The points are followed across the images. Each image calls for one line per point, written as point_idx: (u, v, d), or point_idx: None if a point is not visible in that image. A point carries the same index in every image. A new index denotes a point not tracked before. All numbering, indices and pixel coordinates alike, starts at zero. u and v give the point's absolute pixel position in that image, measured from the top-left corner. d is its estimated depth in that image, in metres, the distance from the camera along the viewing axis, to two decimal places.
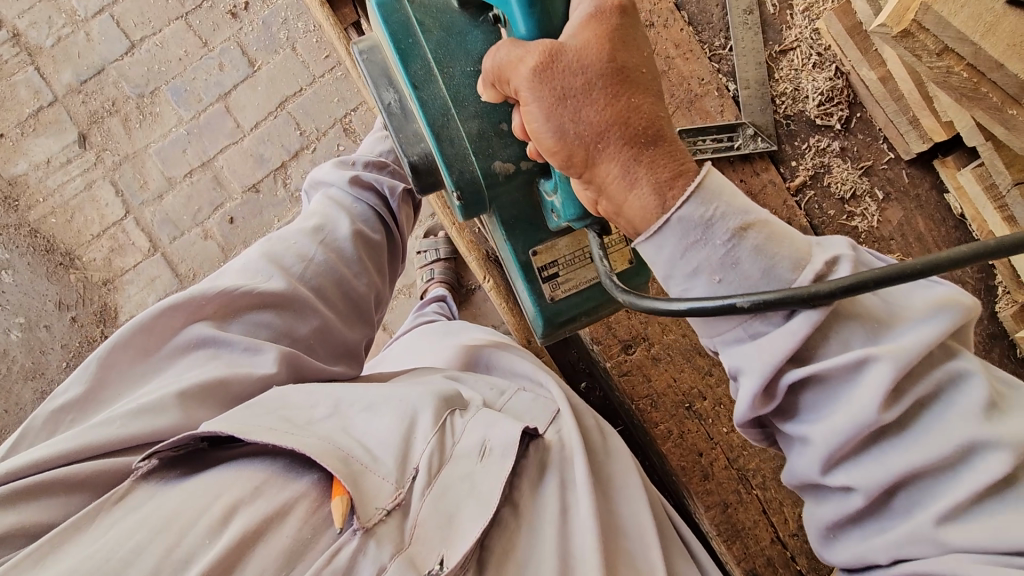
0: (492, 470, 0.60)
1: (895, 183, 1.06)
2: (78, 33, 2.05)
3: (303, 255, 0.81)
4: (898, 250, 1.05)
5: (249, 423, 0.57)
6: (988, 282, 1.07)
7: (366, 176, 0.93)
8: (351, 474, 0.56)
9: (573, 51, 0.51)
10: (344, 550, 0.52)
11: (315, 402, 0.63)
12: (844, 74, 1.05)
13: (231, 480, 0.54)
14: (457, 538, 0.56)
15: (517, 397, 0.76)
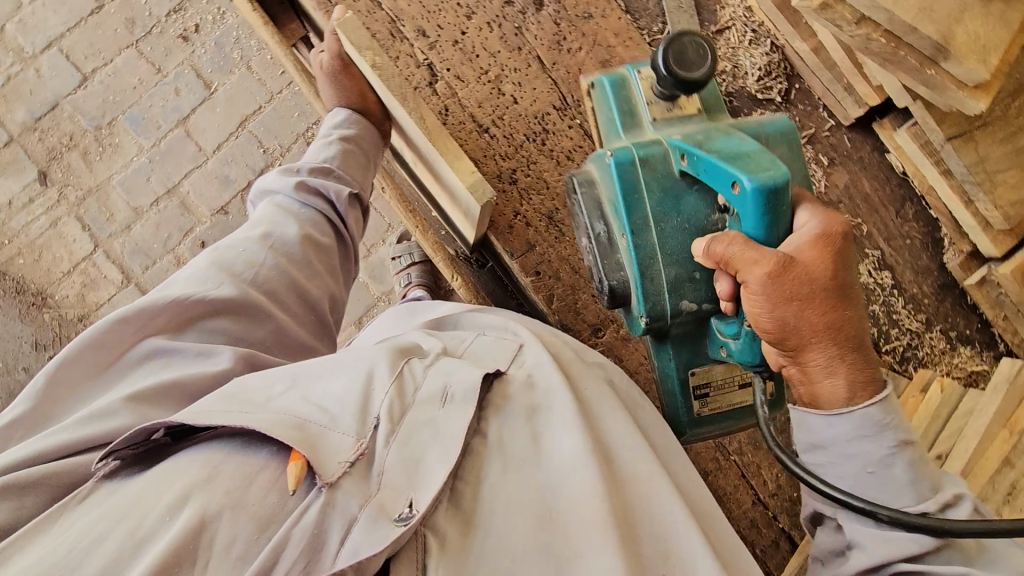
0: (455, 411, 0.64)
1: (837, 148, 1.11)
2: (28, 71, 2.06)
3: (253, 261, 0.82)
4: (846, 212, 1.11)
5: (204, 409, 0.58)
6: (934, 235, 1.12)
7: (313, 181, 0.93)
8: (308, 439, 0.57)
9: (802, 265, 0.62)
10: (310, 510, 0.53)
11: (272, 377, 0.64)
12: (779, 48, 1.09)
13: (190, 465, 0.55)
14: (424, 481, 0.58)
15: (480, 343, 0.79)
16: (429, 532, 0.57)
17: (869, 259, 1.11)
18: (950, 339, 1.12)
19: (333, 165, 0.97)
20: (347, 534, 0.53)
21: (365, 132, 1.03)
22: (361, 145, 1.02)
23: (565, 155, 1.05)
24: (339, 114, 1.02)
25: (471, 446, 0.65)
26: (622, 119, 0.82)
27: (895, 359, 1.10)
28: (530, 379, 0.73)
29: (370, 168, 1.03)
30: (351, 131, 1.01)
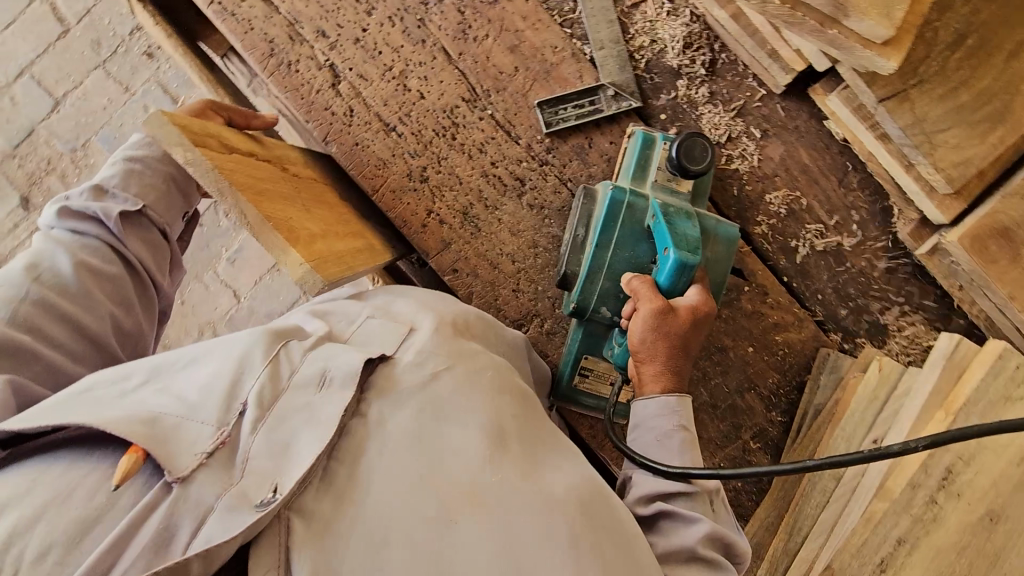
0: (331, 397, 0.65)
1: (770, 119, 1.04)
2: (3, 99, 2.13)
3: (13, 295, 0.79)
4: (783, 186, 1.05)
5: (45, 413, 0.60)
6: (882, 203, 1.04)
7: (74, 207, 0.88)
8: (156, 433, 0.58)
9: (680, 315, 0.82)
10: (158, 507, 0.55)
11: (128, 376, 0.65)
12: (700, 18, 1.03)
13: (18, 478, 0.58)
14: (289, 466, 0.60)
15: (368, 325, 0.78)
16: (294, 515, 0.59)
17: (811, 233, 1.05)
18: (903, 313, 1.05)
19: (111, 185, 0.91)
20: (202, 522, 0.55)
21: (161, 160, 0.95)
22: (153, 170, 0.94)
23: (478, 147, 1.02)
24: (135, 138, 0.96)
25: (349, 428, 0.66)
26: (635, 170, 0.95)
27: (843, 339, 1.05)
28: (419, 357, 0.72)
29: (168, 194, 0.95)
30: (144, 153, 0.95)
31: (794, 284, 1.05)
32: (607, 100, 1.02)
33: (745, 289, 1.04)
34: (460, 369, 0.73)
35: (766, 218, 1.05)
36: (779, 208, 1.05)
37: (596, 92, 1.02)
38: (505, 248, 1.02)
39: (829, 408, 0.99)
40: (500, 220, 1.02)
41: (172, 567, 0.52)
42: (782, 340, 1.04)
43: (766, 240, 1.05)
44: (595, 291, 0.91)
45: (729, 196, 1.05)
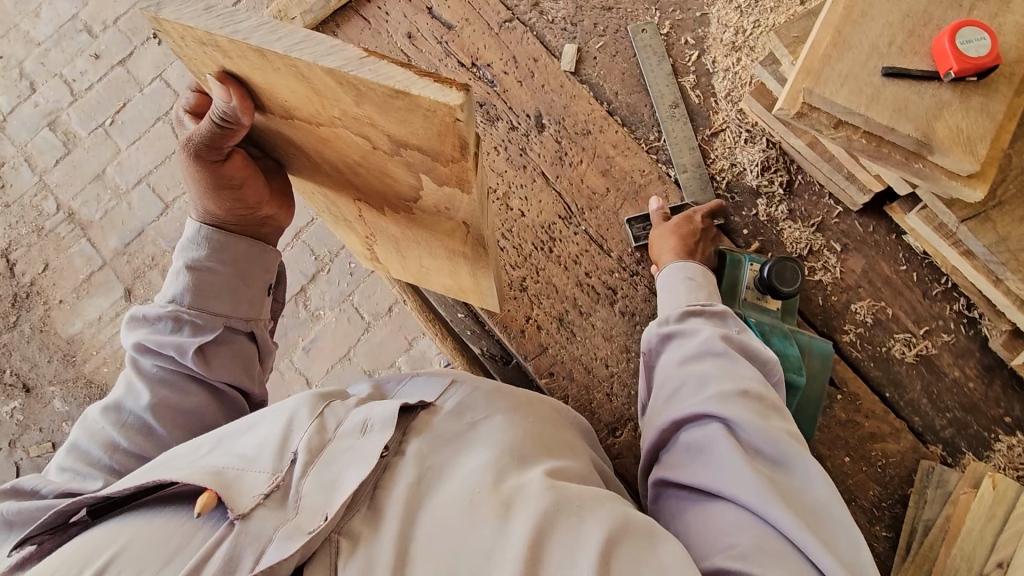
0: (371, 439, 0.69)
1: (849, 234, 1.11)
2: (121, 204, 2.42)
3: (108, 443, 0.82)
4: (867, 297, 1.09)
5: (126, 482, 0.68)
6: (969, 313, 1.07)
7: (149, 341, 0.84)
8: (223, 480, 0.64)
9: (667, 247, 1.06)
10: (223, 540, 0.59)
11: (199, 442, 0.73)
12: (776, 143, 1.13)
13: (99, 533, 0.64)
14: (339, 495, 0.64)
15: (406, 390, 0.86)
16: (345, 538, 0.62)
17: (899, 342, 1.07)
18: (1005, 425, 1.04)
19: (181, 308, 0.87)
20: (266, 550, 0.59)
21: (228, 250, 0.90)
22: (215, 263, 0.89)
23: (573, 260, 1.11)
24: (192, 228, 0.90)
25: (390, 464, 0.70)
26: (728, 292, 1.02)
27: (943, 451, 1.03)
28: (460, 407, 0.79)
29: (242, 287, 0.91)
30: (201, 255, 0.88)
31: (887, 393, 1.06)
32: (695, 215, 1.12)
33: (837, 397, 1.05)
34: (500, 417, 0.78)
35: (853, 327, 1.08)
36: (865, 317, 1.08)
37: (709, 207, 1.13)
38: (598, 352, 1.08)
39: (939, 524, 0.97)
40: (593, 327, 1.08)
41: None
42: (879, 450, 1.03)
43: (855, 348, 1.07)
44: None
45: (815, 306, 1.09)
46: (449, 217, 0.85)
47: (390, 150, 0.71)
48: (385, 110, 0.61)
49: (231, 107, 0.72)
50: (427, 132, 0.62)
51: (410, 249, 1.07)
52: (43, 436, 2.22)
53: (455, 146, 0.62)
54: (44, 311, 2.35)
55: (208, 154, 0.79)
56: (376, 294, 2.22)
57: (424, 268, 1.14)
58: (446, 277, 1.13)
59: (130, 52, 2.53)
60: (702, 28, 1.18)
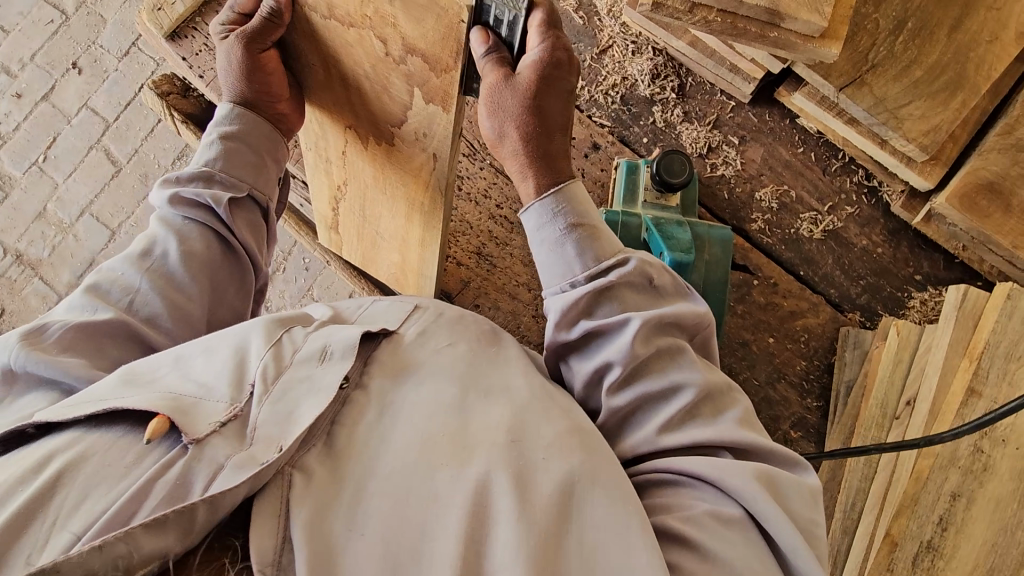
0: (332, 369, 0.61)
1: (745, 126, 1.13)
2: (68, 238, 2.41)
3: (130, 288, 0.74)
4: (770, 183, 1.12)
5: (67, 404, 0.56)
6: (869, 182, 1.10)
7: (187, 192, 0.79)
8: (180, 406, 0.55)
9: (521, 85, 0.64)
10: (174, 464, 0.51)
11: (152, 361, 0.62)
12: (662, 51, 1.15)
13: (41, 447, 0.53)
14: (297, 427, 0.56)
15: (375, 308, 0.74)
16: (298, 471, 0.53)
17: (806, 220, 1.10)
18: (916, 283, 1.07)
19: (213, 169, 0.81)
20: (212, 482, 0.50)
21: (254, 129, 0.83)
22: (244, 130, 0.83)
23: (482, 194, 1.13)
24: (225, 105, 0.84)
25: (351, 397, 0.61)
26: (625, 196, 1.02)
27: (861, 316, 1.06)
28: (423, 334, 0.69)
29: (265, 166, 0.86)
30: (235, 127, 0.82)
31: (802, 271, 1.09)
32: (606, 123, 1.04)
33: (754, 283, 1.08)
34: (466, 343, 0.68)
35: (761, 214, 1.11)
36: (771, 203, 1.11)
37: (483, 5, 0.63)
38: (519, 279, 1.09)
39: (859, 382, 1.00)
40: (511, 255, 1.10)
41: (180, 511, 0.46)
42: (801, 326, 1.06)
43: (764, 233, 1.10)
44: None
45: (721, 200, 1.11)
46: (422, 146, 0.81)
47: (397, 57, 0.72)
48: (408, 6, 0.66)
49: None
50: (434, 35, 0.66)
51: (376, 205, 0.99)
52: None
53: (453, 52, 0.66)
54: None
55: (248, 42, 0.77)
56: (334, 283, 2.23)
57: (380, 234, 1.04)
58: (396, 247, 1.04)
59: (52, 86, 2.51)
60: None
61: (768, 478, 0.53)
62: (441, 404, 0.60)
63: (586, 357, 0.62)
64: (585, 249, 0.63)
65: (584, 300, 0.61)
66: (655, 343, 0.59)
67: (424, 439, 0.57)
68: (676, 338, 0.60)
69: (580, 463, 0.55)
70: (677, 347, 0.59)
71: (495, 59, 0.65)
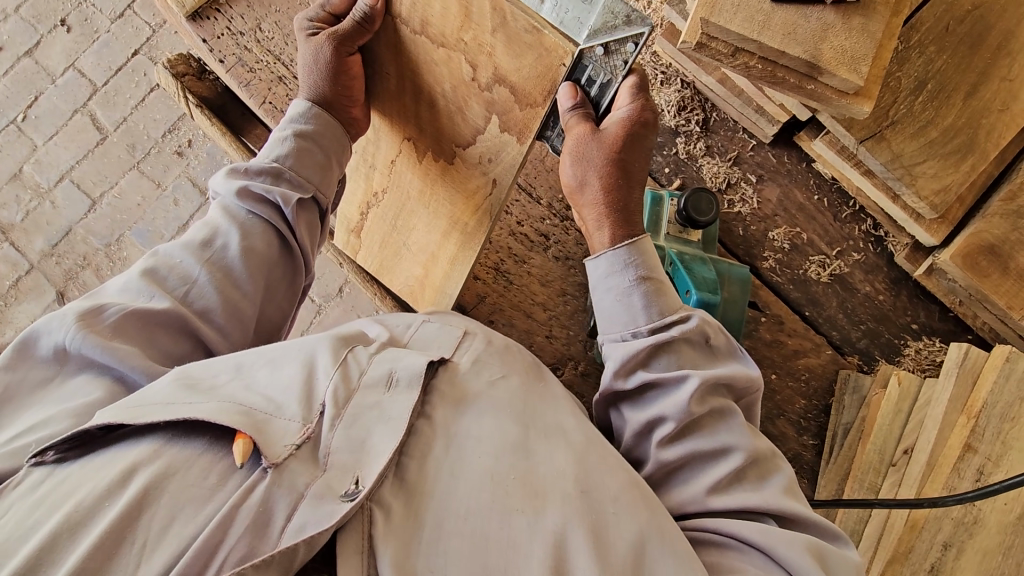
0: (398, 397, 0.67)
1: (763, 166, 1.16)
2: (44, 204, 2.30)
3: (187, 277, 0.77)
4: (783, 224, 1.15)
5: (142, 406, 0.61)
6: (876, 232, 1.15)
7: (256, 187, 0.83)
8: (255, 423, 0.61)
9: (605, 136, 0.77)
10: (256, 488, 0.57)
11: (217, 368, 0.68)
12: (690, 84, 1.17)
13: (123, 456, 0.58)
14: (370, 458, 0.63)
15: (424, 331, 0.83)
16: (376, 506, 0.60)
17: (815, 263, 1.14)
18: (912, 332, 1.12)
19: (285, 167, 0.87)
20: (294, 512, 0.57)
21: (327, 132, 0.91)
22: (317, 136, 0.90)
23: (504, 210, 1.13)
24: (301, 104, 0.91)
25: (415, 427, 0.68)
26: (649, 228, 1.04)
27: (860, 360, 1.11)
28: (476, 364, 0.77)
29: (330, 168, 0.91)
30: (310, 127, 0.90)
31: (807, 312, 1.13)
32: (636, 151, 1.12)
33: (762, 320, 1.12)
34: (517, 377, 0.77)
35: (773, 254, 1.14)
36: (783, 244, 1.14)
37: (582, 64, 0.78)
38: (536, 298, 1.10)
39: (857, 425, 1.05)
40: (529, 273, 1.11)
41: (283, 552, 0.53)
42: (803, 366, 1.10)
43: (775, 273, 1.14)
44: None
45: (736, 237, 1.15)
46: (483, 170, 0.92)
47: (484, 84, 0.86)
48: (510, 42, 0.82)
49: (373, 9, 0.88)
50: (529, 71, 0.81)
51: (413, 216, 1.05)
52: None
53: (544, 91, 0.81)
54: None
55: (341, 44, 0.88)
56: (325, 274, 2.20)
57: (405, 246, 1.08)
58: (420, 260, 1.06)
59: (37, 42, 2.38)
60: None
61: (817, 550, 0.60)
62: (506, 450, 0.67)
63: (643, 407, 0.71)
64: (652, 303, 0.73)
65: (645, 352, 0.71)
66: (709, 402, 0.68)
67: (493, 481, 0.64)
68: (727, 402, 0.69)
69: (644, 522, 0.62)
70: (728, 409, 0.68)
71: (579, 112, 0.79)
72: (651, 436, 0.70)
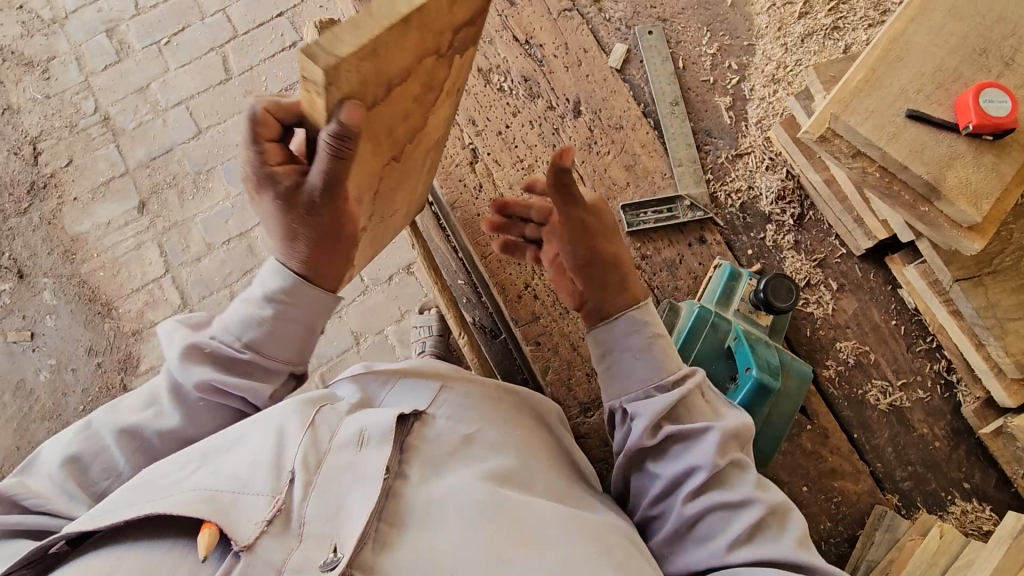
0: (370, 455, 0.70)
1: (847, 276, 1.14)
2: (156, 120, 2.47)
3: (111, 469, 0.79)
4: (853, 338, 1.12)
5: (102, 514, 0.63)
6: (948, 375, 1.10)
7: (212, 379, 0.80)
8: (220, 508, 0.62)
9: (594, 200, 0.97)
10: (230, 572, 0.58)
11: (183, 460, 0.71)
12: (795, 176, 1.17)
13: (87, 569, 0.60)
14: (344, 524, 0.64)
15: (397, 391, 0.87)
16: (357, 572, 0.61)
17: (876, 386, 1.10)
18: (962, 489, 1.06)
19: (251, 351, 0.84)
20: None
21: (300, 296, 0.83)
22: (296, 307, 0.84)
23: None
24: (273, 268, 0.83)
25: (391, 489, 0.69)
26: (720, 298, 1.02)
27: (899, 501, 1.05)
28: (451, 419, 0.82)
29: (309, 338, 0.87)
30: (282, 302, 0.83)
31: (856, 434, 1.08)
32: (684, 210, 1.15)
33: (806, 428, 1.07)
34: (494, 429, 0.83)
35: (834, 364, 1.11)
36: (848, 357, 1.11)
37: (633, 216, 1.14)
38: (587, 334, 1.10)
39: (882, 567, 0.99)
40: None
41: None
42: (838, 488, 1.05)
43: (833, 384, 1.10)
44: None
45: (802, 336, 1.12)
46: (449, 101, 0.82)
47: (445, 49, 0.68)
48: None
49: (351, 129, 0.59)
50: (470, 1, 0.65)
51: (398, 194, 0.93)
52: (24, 324, 2.26)
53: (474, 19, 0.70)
54: (56, 205, 2.38)
55: (336, 160, 0.63)
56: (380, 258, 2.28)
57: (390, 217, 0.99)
58: None
59: None
60: (747, 56, 1.23)
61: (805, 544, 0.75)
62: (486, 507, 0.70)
63: (669, 462, 0.81)
64: (670, 359, 0.88)
65: (667, 405, 0.83)
66: (728, 453, 0.80)
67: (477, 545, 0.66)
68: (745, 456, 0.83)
69: None
70: (731, 453, 0.80)
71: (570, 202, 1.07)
72: (673, 493, 0.80)
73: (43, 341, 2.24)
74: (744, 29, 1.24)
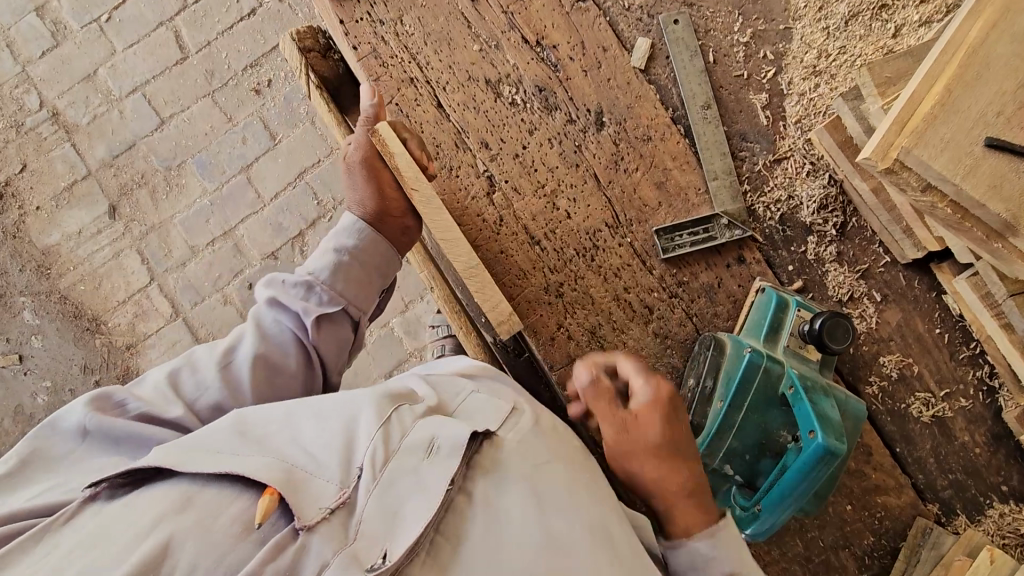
0: (437, 465, 0.70)
1: (891, 285, 1.09)
2: (112, 111, 2.24)
3: (200, 383, 0.87)
4: (896, 351, 1.08)
5: (186, 455, 0.69)
6: (990, 381, 1.07)
7: (279, 296, 0.93)
8: (289, 484, 0.67)
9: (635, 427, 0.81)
10: (285, 548, 0.62)
11: (270, 415, 0.76)
12: (838, 182, 1.08)
13: (159, 497, 0.66)
14: (399, 533, 0.64)
15: (473, 398, 0.83)
16: None
17: (919, 399, 1.08)
18: (1000, 493, 1.07)
19: (318, 279, 0.96)
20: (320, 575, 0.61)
21: (371, 246, 0.99)
22: (362, 254, 0.99)
23: (613, 272, 1.06)
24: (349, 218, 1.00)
25: (453, 504, 0.70)
26: (768, 333, 0.99)
27: (939, 510, 1.07)
28: (522, 443, 0.76)
29: (371, 282, 1.00)
30: (351, 242, 0.98)
31: (898, 448, 1.08)
32: (721, 229, 1.07)
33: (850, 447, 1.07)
34: (566, 460, 0.77)
35: (877, 380, 1.08)
36: (891, 372, 1.08)
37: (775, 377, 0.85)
38: None
39: None
40: (624, 344, 1.05)
41: None
42: (880, 503, 1.07)
43: (876, 400, 1.08)
44: (720, 449, 0.96)
45: (845, 353, 1.08)
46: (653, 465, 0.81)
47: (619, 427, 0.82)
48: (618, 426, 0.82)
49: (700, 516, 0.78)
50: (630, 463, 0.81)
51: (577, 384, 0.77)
52: (11, 347, 2.16)
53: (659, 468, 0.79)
54: (20, 216, 2.21)
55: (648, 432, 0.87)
56: None
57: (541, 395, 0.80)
58: None
59: None
60: (784, 44, 1.10)
61: None
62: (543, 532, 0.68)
63: None
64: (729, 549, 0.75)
65: None
66: None
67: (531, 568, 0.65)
68: None
69: None
70: None
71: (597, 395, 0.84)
72: None
73: (34, 363, 2.14)
74: (780, 11, 1.10)
